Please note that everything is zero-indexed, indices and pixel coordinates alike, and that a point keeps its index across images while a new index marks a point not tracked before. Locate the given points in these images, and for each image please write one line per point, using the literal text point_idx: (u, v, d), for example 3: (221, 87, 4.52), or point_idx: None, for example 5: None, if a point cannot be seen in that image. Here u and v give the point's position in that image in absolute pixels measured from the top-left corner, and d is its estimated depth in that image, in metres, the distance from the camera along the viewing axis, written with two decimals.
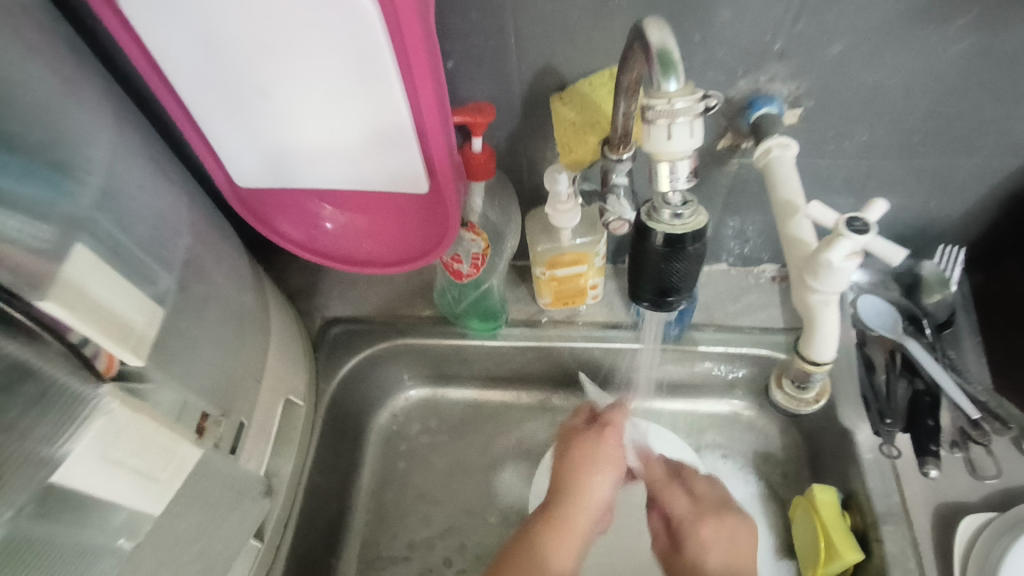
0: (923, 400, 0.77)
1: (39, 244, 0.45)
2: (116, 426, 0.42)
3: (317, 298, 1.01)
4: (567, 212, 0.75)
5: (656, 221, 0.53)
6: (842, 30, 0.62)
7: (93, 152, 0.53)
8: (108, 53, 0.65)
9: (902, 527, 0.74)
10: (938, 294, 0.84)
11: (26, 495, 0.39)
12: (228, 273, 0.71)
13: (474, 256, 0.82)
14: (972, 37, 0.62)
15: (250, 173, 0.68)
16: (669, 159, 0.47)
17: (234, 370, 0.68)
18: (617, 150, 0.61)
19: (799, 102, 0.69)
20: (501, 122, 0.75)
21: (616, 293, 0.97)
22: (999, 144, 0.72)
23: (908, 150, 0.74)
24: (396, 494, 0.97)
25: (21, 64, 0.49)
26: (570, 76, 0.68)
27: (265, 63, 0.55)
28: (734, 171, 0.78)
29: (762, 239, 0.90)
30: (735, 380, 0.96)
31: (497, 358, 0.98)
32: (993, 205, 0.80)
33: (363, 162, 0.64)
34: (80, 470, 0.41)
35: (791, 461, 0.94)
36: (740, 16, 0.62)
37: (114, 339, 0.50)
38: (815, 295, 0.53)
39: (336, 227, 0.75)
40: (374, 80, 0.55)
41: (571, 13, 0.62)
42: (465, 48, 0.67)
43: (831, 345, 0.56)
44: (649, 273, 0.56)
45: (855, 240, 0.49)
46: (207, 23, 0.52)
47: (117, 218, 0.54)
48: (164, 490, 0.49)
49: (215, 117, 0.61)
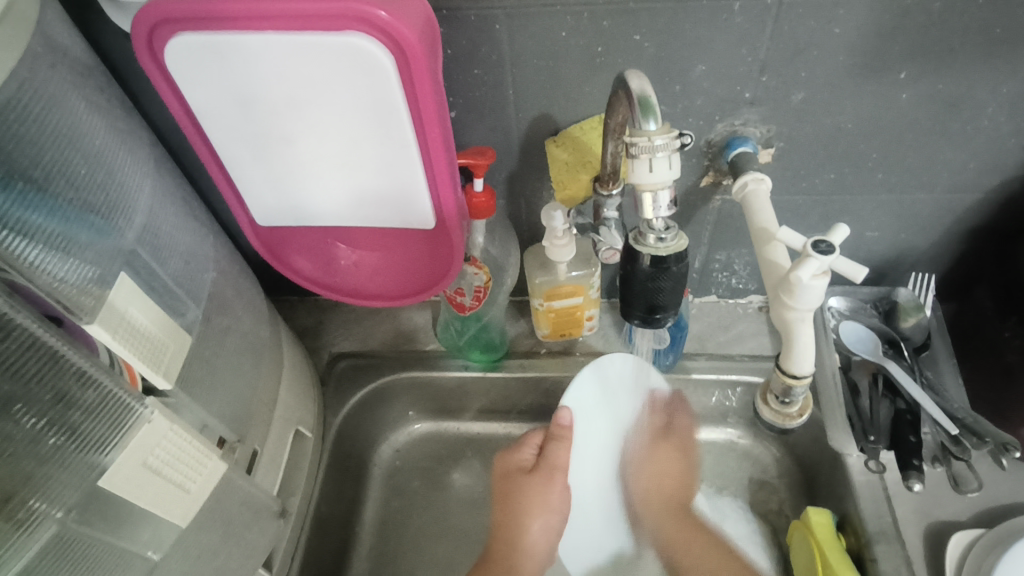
0: (903, 418, 0.80)
1: (87, 277, 0.50)
2: (157, 435, 0.47)
3: (325, 335, 1.05)
4: (563, 246, 0.80)
5: (643, 245, 0.59)
6: (805, 80, 0.70)
7: (138, 193, 0.59)
8: (146, 108, 0.72)
9: (894, 545, 0.76)
10: (914, 318, 0.88)
11: (77, 493, 0.44)
12: (248, 307, 0.75)
13: (476, 289, 0.87)
14: (921, 85, 0.70)
15: (271, 214, 0.73)
16: (651, 190, 0.53)
17: (251, 397, 0.72)
18: (607, 185, 0.69)
19: (771, 143, 0.76)
20: (501, 165, 0.81)
21: (612, 326, 1.02)
22: (956, 180, 0.79)
23: (875, 185, 0.80)
24: (400, 527, 0.98)
25: (84, 117, 0.55)
26: (563, 123, 0.75)
27: (291, 113, 0.61)
28: (717, 207, 0.85)
29: (748, 271, 0.96)
30: (729, 408, 0.99)
31: (499, 390, 1.02)
32: (959, 235, 0.86)
33: (375, 202, 0.70)
34: (123, 476, 0.45)
35: (787, 487, 0.96)
36: (713, 69, 0.69)
37: (148, 363, 0.53)
38: (793, 313, 0.58)
39: (347, 264, 0.80)
40: (389, 127, 0.62)
41: (563, 68, 0.70)
42: (468, 99, 0.74)
43: (808, 358, 0.60)
44: (637, 291, 0.61)
45: (821, 260, 0.55)
46: (240, 80, 0.59)
47: (154, 252, 0.59)
48: (193, 501, 0.52)
49: (243, 162, 0.67)
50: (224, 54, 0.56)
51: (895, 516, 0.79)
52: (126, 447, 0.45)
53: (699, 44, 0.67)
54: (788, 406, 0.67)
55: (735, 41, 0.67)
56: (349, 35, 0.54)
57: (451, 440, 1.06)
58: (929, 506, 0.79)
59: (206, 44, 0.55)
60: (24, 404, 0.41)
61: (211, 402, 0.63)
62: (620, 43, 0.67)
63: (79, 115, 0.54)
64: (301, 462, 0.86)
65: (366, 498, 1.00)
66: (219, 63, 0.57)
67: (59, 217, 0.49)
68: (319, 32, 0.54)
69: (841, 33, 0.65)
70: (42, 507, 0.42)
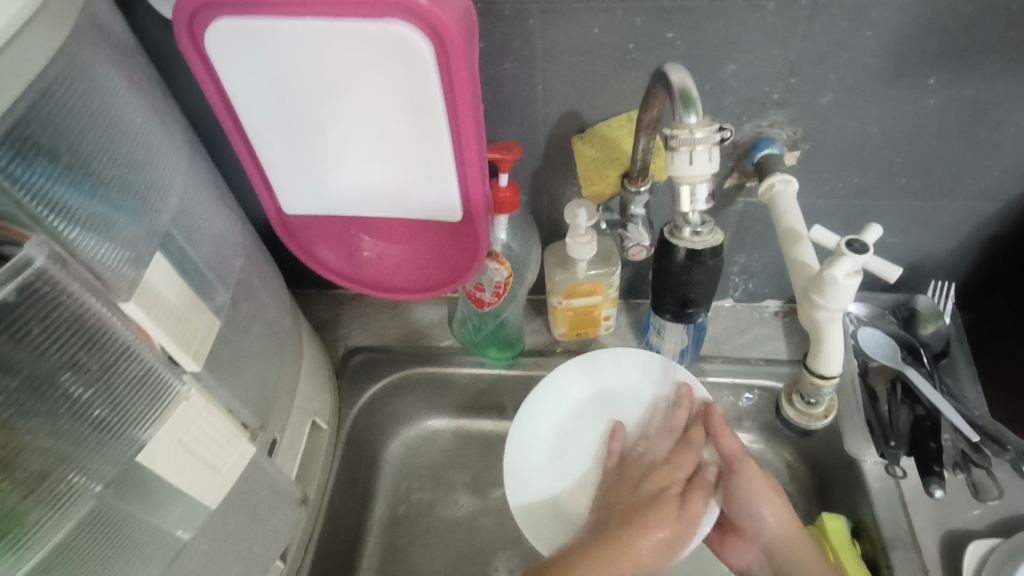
0: (923, 425, 0.80)
1: (124, 256, 0.50)
2: (192, 412, 0.47)
3: (340, 328, 1.05)
4: (585, 244, 0.81)
5: (678, 239, 0.59)
6: (833, 83, 0.70)
7: (173, 174, 0.58)
8: (178, 94, 0.72)
9: (911, 552, 0.76)
10: (933, 325, 0.88)
11: (114, 469, 0.43)
12: (271, 295, 0.75)
13: (496, 284, 0.87)
14: (948, 92, 0.70)
15: (298, 202, 0.73)
16: (689, 183, 0.54)
17: (274, 386, 0.72)
18: (635, 182, 0.69)
19: (796, 145, 0.76)
20: (526, 161, 0.81)
21: (628, 327, 1.02)
22: (978, 188, 0.79)
23: (897, 191, 0.81)
24: (411, 525, 0.97)
25: (126, 96, 0.55)
26: (591, 120, 0.76)
27: (326, 100, 0.61)
28: (739, 209, 0.85)
29: (766, 274, 0.95)
30: (743, 412, 0.99)
31: (512, 388, 1.02)
32: (980, 243, 0.86)
33: (404, 191, 0.70)
34: (159, 452, 0.45)
35: (801, 492, 0.96)
36: (744, 70, 0.69)
37: (180, 344, 0.53)
38: (822, 312, 0.58)
39: (370, 255, 0.80)
40: (424, 116, 0.62)
41: (594, 64, 0.70)
42: (497, 93, 0.74)
43: (838, 358, 0.60)
44: (671, 284, 0.62)
45: (855, 260, 0.55)
46: (277, 66, 0.59)
47: (188, 234, 0.59)
48: (224, 483, 0.52)
49: (275, 149, 0.67)
50: (265, 39, 0.57)
51: (911, 523, 0.78)
52: (163, 423, 0.45)
53: (730, 44, 0.67)
54: (812, 406, 0.67)
55: (766, 42, 0.67)
56: (390, 23, 0.54)
57: (464, 438, 1.05)
58: (947, 514, 0.79)
59: (246, 27, 0.56)
60: (74, 374, 0.41)
61: (236, 388, 0.63)
62: (651, 40, 0.67)
63: (120, 93, 0.54)
64: (317, 454, 0.86)
65: (377, 494, 1.00)
66: (258, 47, 0.57)
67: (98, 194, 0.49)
68: (362, 19, 0.54)
69: (872, 35, 0.66)
70: (81, 481, 0.42)
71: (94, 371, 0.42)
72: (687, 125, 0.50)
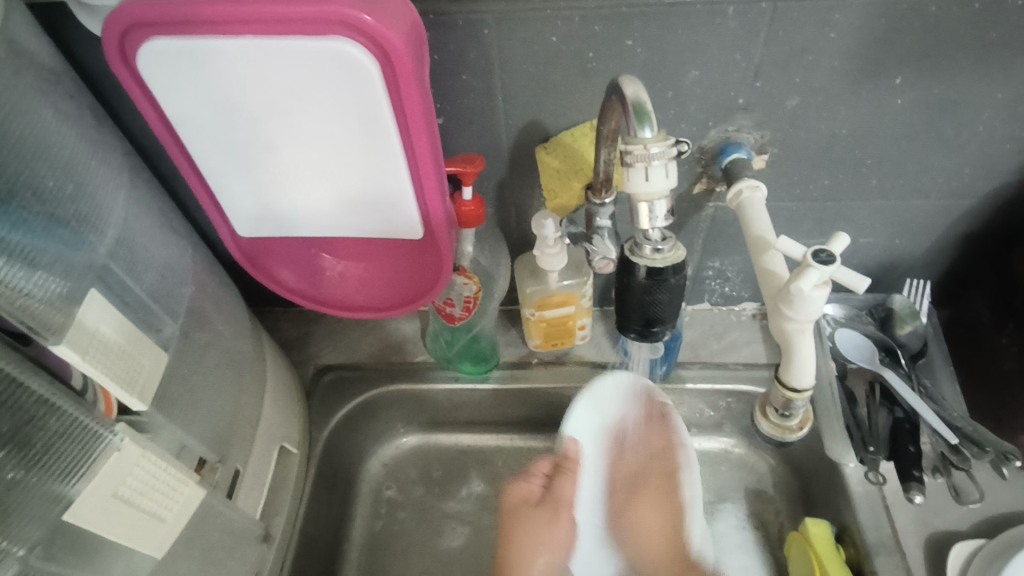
0: (903, 427, 0.78)
1: (55, 294, 0.47)
2: (127, 462, 0.44)
3: (310, 347, 1.02)
4: (554, 255, 0.78)
5: (639, 256, 0.57)
6: (798, 86, 0.69)
7: (110, 205, 0.56)
8: (120, 116, 0.69)
9: (894, 557, 0.75)
10: (910, 325, 0.87)
11: (41, 527, 0.41)
12: (228, 321, 0.72)
13: (466, 299, 0.85)
14: (914, 91, 0.69)
15: (253, 224, 0.71)
16: (647, 200, 0.52)
17: (234, 415, 0.69)
18: (599, 194, 0.66)
19: (764, 149, 0.75)
20: (490, 172, 0.79)
21: (604, 335, 1.00)
22: (949, 186, 0.78)
23: (868, 191, 0.79)
24: (389, 546, 0.95)
25: (53, 126, 0.52)
26: (554, 130, 0.74)
27: (271, 121, 0.59)
28: (710, 215, 0.83)
29: (742, 278, 0.94)
30: (723, 417, 0.98)
31: (489, 402, 1.00)
32: (954, 241, 0.85)
33: (362, 212, 0.68)
34: (91, 508, 0.42)
35: (783, 497, 0.94)
36: (707, 75, 0.68)
37: (120, 384, 0.51)
38: (791, 323, 0.57)
39: (333, 275, 0.78)
40: (375, 135, 0.59)
41: (553, 73, 0.68)
42: (455, 105, 0.72)
43: (809, 370, 0.59)
44: (633, 304, 0.60)
45: (822, 270, 0.53)
46: (218, 88, 0.56)
47: (129, 266, 0.56)
48: (170, 531, 0.49)
49: (224, 172, 0.65)
50: (202, 60, 0.54)
51: (894, 527, 0.77)
52: (94, 476, 0.42)
53: (693, 48, 0.65)
54: (787, 419, 0.65)
55: (728, 46, 0.65)
56: (332, 40, 0.52)
57: (441, 455, 1.03)
58: (928, 515, 0.78)
59: (182, 48, 0.53)
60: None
61: (188, 423, 0.60)
62: (611, 48, 0.65)
63: (47, 125, 0.51)
64: (286, 480, 0.83)
65: (353, 516, 0.97)
66: (197, 68, 0.55)
67: (23, 231, 0.46)
68: (302, 36, 0.52)
69: (837, 37, 0.64)
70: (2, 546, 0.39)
71: (10, 424, 0.40)
72: (641, 142, 0.48)
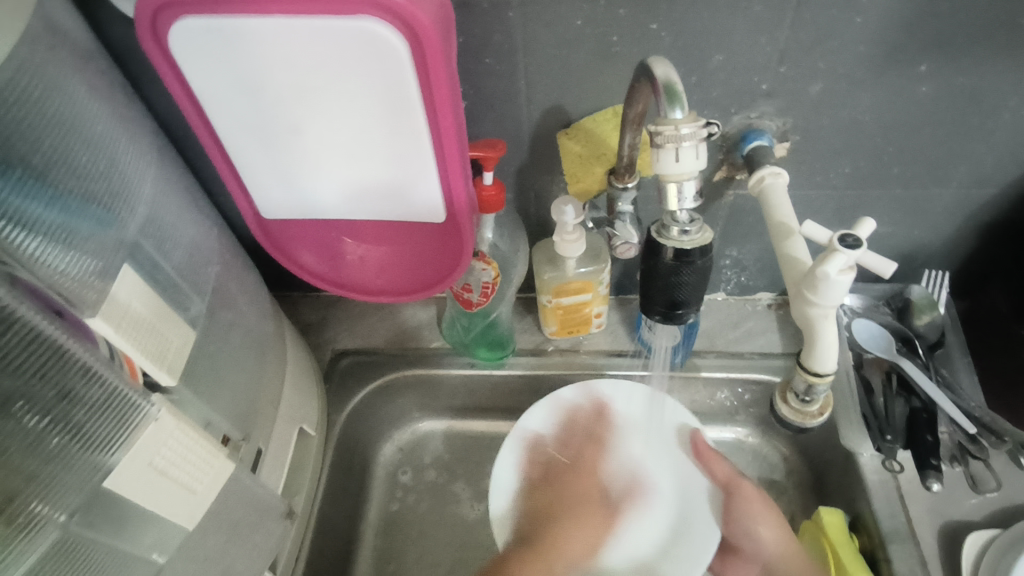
0: (920, 417, 0.79)
1: (90, 268, 0.47)
2: (162, 433, 0.45)
3: (327, 331, 1.03)
4: (574, 241, 0.79)
5: (666, 238, 0.58)
6: (822, 72, 0.68)
7: (140, 182, 0.56)
8: (146, 97, 0.70)
9: (909, 545, 0.75)
10: (928, 316, 0.87)
11: (81, 495, 0.42)
12: (251, 302, 0.73)
13: (484, 285, 0.85)
14: (938, 79, 0.68)
15: (276, 206, 0.71)
16: (676, 181, 0.52)
17: (256, 395, 0.70)
18: (622, 178, 0.67)
19: (786, 136, 0.75)
20: (511, 158, 0.79)
21: (620, 323, 1.00)
22: (971, 175, 0.78)
23: (889, 180, 0.79)
24: (403, 529, 0.96)
25: (86, 102, 0.53)
26: (576, 114, 0.74)
27: (297, 101, 0.59)
28: (730, 202, 0.83)
29: (759, 267, 0.94)
30: (738, 406, 0.98)
31: (504, 388, 1.00)
32: (974, 231, 0.85)
33: (383, 194, 0.68)
34: (129, 478, 0.43)
35: (797, 487, 0.95)
36: (731, 60, 0.68)
37: (151, 358, 0.51)
38: (815, 308, 0.57)
39: (353, 259, 0.78)
40: (400, 116, 0.60)
41: (578, 57, 0.68)
42: (478, 90, 0.72)
43: (832, 355, 0.59)
44: (659, 287, 0.61)
45: (848, 255, 0.53)
46: (246, 67, 0.57)
47: (158, 243, 0.57)
48: (199, 503, 0.50)
49: (249, 153, 0.65)
50: (232, 39, 0.54)
51: (910, 516, 0.77)
52: (131, 446, 0.44)
53: (718, 33, 0.65)
54: (807, 405, 0.66)
55: (753, 31, 0.65)
56: (362, 19, 0.52)
57: (456, 441, 1.04)
58: (944, 505, 0.78)
59: (214, 26, 0.53)
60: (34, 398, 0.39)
61: (214, 400, 0.61)
62: (635, 32, 0.65)
63: (80, 101, 0.51)
64: (304, 461, 0.84)
65: (368, 499, 0.98)
66: (227, 47, 0.55)
67: (60, 206, 0.47)
68: (332, 15, 0.52)
69: (863, 22, 0.64)
70: (44, 511, 0.40)
71: (51, 394, 0.40)
72: (671, 125, 0.49)
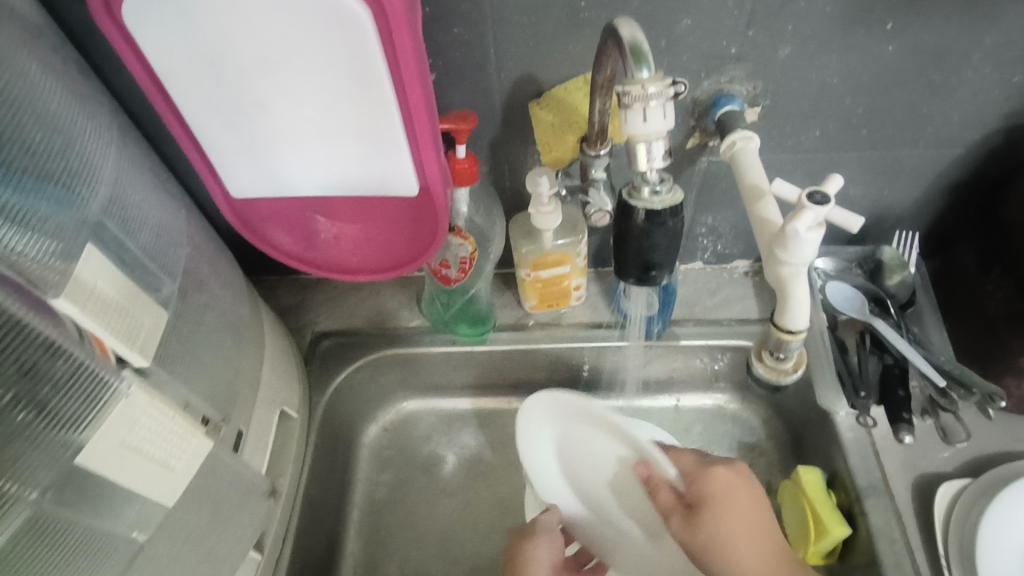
0: (893, 373, 0.80)
1: (49, 249, 0.46)
2: (134, 410, 0.45)
3: (306, 314, 1.02)
4: (549, 213, 0.78)
5: (637, 199, 0.58)
6: (790, 33, 0.68)
7: (101, 162, 0.55)
8: (105, 75, 0.68)
9: (884, 499, 0.78)
10: (898, 275, 0.89)
11: (51, 475, 0.41)
12: (226, 284, 0.72)
13: (462, 260, 0.85)
14: (904, 38, 0.69)
15: (247, 185, 0.70)
16: (645, 140, 0.52)
17: (234, 377, 0.69)
18: (594, 145, 0.66)
19: (756, 101, 0.75)
20: (483, 130, 0.79)
21: (599, 296, 1.01)
22: (939, 134, 0.79)
23: (858, 142, 0.80)
24: (392, 507, 0.97)
25: (41, 81, 0.51)
26: (547, 84, 0.73)
27: (260, 75, 0.58)
28: (703, 169, 0.83)
29: (734, 234, 0.95)
30: (717, 373, 0.99)
31: (486, 364, 1.00)
32: (943, 191, 0.86)
33: (355, 168, 0.67)
34: (101, 453, 0.43)
35: (777, 449, 0.97)
36: (700, 24, 0.67)
37: (120, 339, 0.50)
38: (787, 267, 0.57)
39: (328, 238, 0.77)
40: (367, 88, 0.59)
41: (547, 25, 0.67)
42: (447, 61, 0.71)
43: (803, 312, 0.60)
44: (632, 249, 0.60)
45: (817, 211, 0.54)
46: (206, 40, 0.55)
47: (123, 223, 0.56)
48: (177, 482, 0.50)
49: (216, 131, 0.64)
50: (189, 12, 0.53)
51: (884, 471, 0.80)
52: (101, 423, 0.43)
53: None
54: (782, 362, 0.67)
55: None
56: None
57: (441, 419, 1.05)
58: (916, 458, 0.80)
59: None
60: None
61: (191, 381, 0.61)
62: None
63: (38, 84, 0.50)
64: (288, 441, 0.84)
65: (355, 479, 0.98)
66: (184, 20, 0.54)
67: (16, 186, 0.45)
68: None
69: None
70: (14, 490, 0.40)
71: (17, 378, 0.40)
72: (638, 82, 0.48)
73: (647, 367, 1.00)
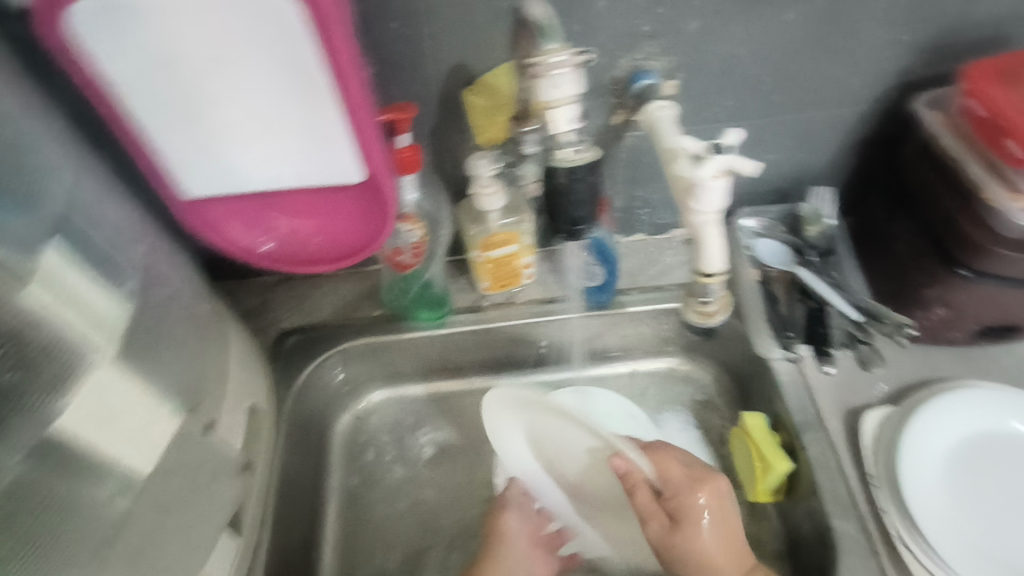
0: (815, 314, 0.92)
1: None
2: (103, 383, 0.57)
3: (269, 313, 1.05)
4: (491, 194, 0.83)
5: (559, 159, 0.65)
6: (695, 10, 0.75)
7: (52, 161, 0.58)
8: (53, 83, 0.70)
9: (820, 432, 0.85)
10: (816, 226, 0.96)
11: (32, 440, 0.52)
12: (185, 279, 0.75)
13: (412, 246, 0.90)
14: (797, 8, 0.76)
15: (199, 182, 0.73)
16: (558, 105, 0.61)
17: (200, 367, 0.72)
18: (521, 122, 0.73)
19: (673, 74, 0.82)
20: (423, 119, 0.84)
21: (550, 272, 1.06)
22: (840, 96, 0.87)
23: (769, 108, 0.88)
24: (368, 492, 1.00)
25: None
26: (479, 70, 0.79)
27: (204, 71, 0.62)
28: (633, 143, 0.90)
29: (669, 204, 1.01)
30: (666, 336, 1.06)
31: (445, 347, 1.05)
32: (851, 149, 0.94)
33: (302, 157, 0.71)
34: (79, 417, 0.55)
35: (726, 402, 1.03)
36: (613, 6, 0.74)
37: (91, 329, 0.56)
38: (697, 215, 0.65)
39: (286, 230, 0.81)
40: (305, 78, 0.63)
41: (473, 15, 0.73)
42: (383, 54, 0.76)
43: (717, 256, 0.68)
44: (562, 205, 0.68)
45: (718, 161, 0.62)
46: (147, 41, 0.59)
47: (79, 218, 0.58)
48: (156, 447, 0.62)
49: (165, 129, 0.67)
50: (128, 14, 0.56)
51: (818, 407, 0.87)
52: (78, 392, 0.55)
53: None
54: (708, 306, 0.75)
55: None
56: None
57: (410, 405, 1.08)
58: (847, 392, 0.88)
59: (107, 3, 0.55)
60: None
61: (158, 369, 0.64)
62: None
63: None
64: (260, 433, 0.87)
65: (330, 469, 1.01)
66: (123, 22, 0.57)
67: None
68: None
69: None
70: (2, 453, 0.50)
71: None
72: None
73: (601, 336, 1.06)
